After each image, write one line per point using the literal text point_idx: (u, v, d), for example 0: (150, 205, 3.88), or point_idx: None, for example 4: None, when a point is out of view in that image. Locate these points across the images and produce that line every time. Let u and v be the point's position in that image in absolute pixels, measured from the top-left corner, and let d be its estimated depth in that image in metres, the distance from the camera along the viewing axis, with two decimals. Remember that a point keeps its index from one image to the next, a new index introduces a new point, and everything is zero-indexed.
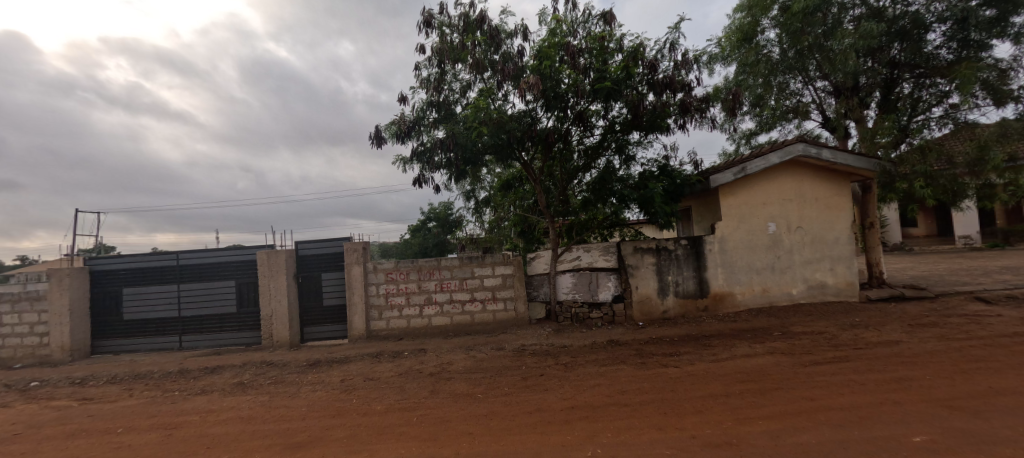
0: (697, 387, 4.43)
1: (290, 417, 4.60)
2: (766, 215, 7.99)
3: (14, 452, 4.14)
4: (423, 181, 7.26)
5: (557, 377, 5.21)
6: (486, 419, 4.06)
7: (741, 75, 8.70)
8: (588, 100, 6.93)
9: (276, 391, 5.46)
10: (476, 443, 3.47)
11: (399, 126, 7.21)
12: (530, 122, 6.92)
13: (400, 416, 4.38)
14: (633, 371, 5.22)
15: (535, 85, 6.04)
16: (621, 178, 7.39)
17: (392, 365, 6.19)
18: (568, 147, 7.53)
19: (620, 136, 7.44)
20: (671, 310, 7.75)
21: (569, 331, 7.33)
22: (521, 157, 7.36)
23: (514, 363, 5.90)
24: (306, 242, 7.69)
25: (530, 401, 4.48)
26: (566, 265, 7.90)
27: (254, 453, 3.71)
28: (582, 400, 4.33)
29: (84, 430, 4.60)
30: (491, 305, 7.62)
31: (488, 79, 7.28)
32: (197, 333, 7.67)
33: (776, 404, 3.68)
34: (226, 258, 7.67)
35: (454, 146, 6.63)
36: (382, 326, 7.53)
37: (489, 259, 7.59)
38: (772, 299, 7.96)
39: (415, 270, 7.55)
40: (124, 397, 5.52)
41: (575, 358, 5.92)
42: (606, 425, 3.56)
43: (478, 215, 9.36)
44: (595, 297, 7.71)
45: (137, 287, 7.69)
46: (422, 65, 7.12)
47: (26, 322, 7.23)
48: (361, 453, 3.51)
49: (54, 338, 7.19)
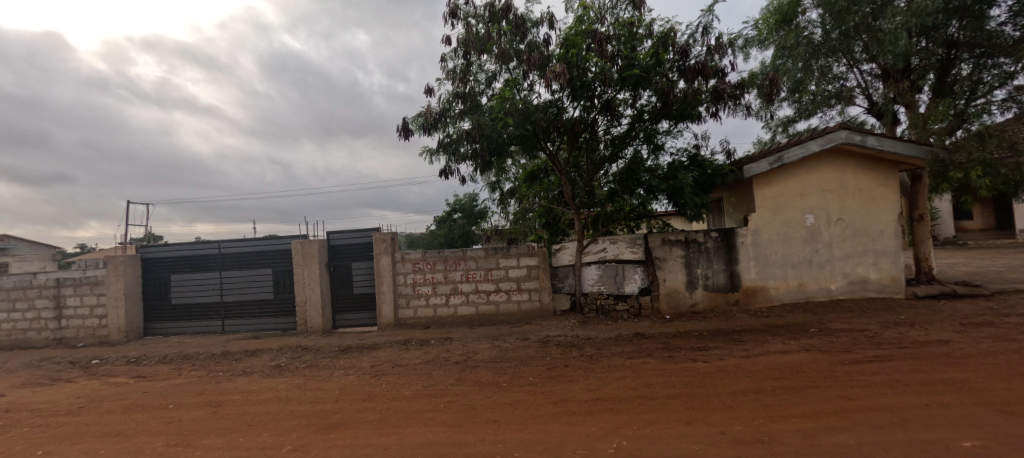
0: (727, 382, 4.32)
1: (324, 399, 4.82)
2: (804, 207, 7.63)
3: (81, 423, 4.54)
4: (449, 172, 7.33)
5: (582, 368, 5.23)
6: (512, 407, 4.12)
7: (778, 59, 8.28)
8: (616, 89, 6.81)
9: (311, 374, 5.71)
10: (501, 431, 3.54)
11: (425, 118, 7.29)
12: (556, 112, 6.88)
13: (428, 402, 4.51)
14: (660, 364, 5.15)
15: (562, 74, 5.98)
16: (649, 169, 7.25)
17: (419, 353, 6.35)
18: (594, 137, 7.41)
19: (648, 125, 7.28)
20: (700, 303, 7.56)
21: (594, 323, 7.30)
22: (546, 148, 7.32)
23: (539, 353, 5.95)
24: (337, 232, 7.93)
25: (555, 391, 4.50)
26: (592, 257, 7.82)
27: (291, 432, 3.92)
28: (608, 392, 4.32)
29: (140, 405, 4.97)
30: (516, 296, 7.65)
31: (513, 69, 7.27)
32: (238, 318, 8.10)
33: (812, 403, 3.55)
34: (264, 248, 8.04)
35: (480, 137, 6.65)
36: (410, 315, 7.73)
37: (515, 251, 7.60)
38: (808, 295, 7.64)
39: (441, 260, 7.67)
40: (174, 376, 5.92)
41: (600, 350, 5.90)
42: (633, 418, 3.55)
43: (503, 206, 9.40)
44: (622, 289, 7.59)
45: (184, 274, 8.16)
46: (448, 57, 7.16)
47: (87, 305, 7.83)
48: (391, 435, 3.65)
49: (112, 320, 7.78)
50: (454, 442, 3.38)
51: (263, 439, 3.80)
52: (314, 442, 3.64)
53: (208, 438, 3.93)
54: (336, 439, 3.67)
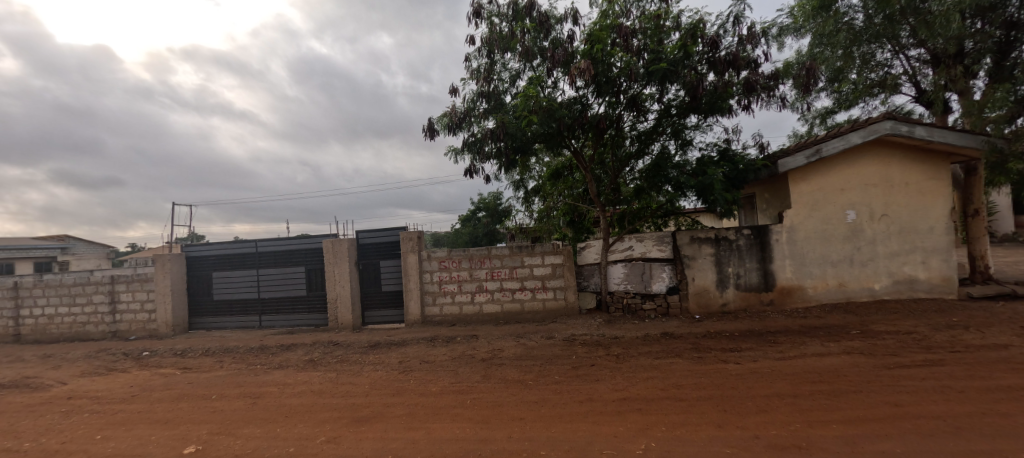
0: (761, 385, 4.17)
1: (355, 393, 4.97)
2: (844, 202, 7.25)
3: (135, 410, 4.87)
4: (474, 171, 7.38)
5: (608, 368, 5.17)
6: (538, 405, 4.13)
7: (816, 47, 7.90)
8: (642, 84, 6.68)
9: (342, 369, 5.90)
10: (527, 429, 3.55)
11: (450, 118, 7.36)
12: (580, 109, 6.81)
13: (454, 398, 4.58)
14: (689, 365, 5.02)
15: (586, 70, 5.91)
16: (677, 165, 7.04)
17: (445, 350, 6.45)
18: (620, 134, 7.29)
19: (676, 120, 7.09)
20: (731, 303, 7.32)
21: (621, 322, 7.20)
22: (571, 145, 7.25)
23: (564, 352, 5.93)
24: (366, 231, 8.15)
25: (580, 390, 4.48)
26: (618, 255, 7.75)
27: (324, 424, 4.07)
28: (636, 392, 4.26)
29: (186, 395, 5.28)
30: (540, 294, 7.63)
31: (537, 67, 7.24)
32: (274, 314, 8.45)
33: (854, 409, 3.37)
34: (297, 246, 8.35)
35: (504, 136, 6.63)
36: (436, 312, 7.86)
37: (539, 249, 7.57)
38: (849, 295, 7.27)
39: (466, 259, 7.75)
40: (217, 368, 6.26)
41: (627, 350, 5.82)
42: (661, 419, 3.49)
43: (527, 204, 9.38)
44: (649, 288, 7.47)
45: (224, 272, 8.59)
46: (472, 56, 7.21)
47: (138, 300, 8.37)
48: (419, 430, 3.73)
49: (160, 314, 8.29)
50: (480, 439, 3.42)
51: (298, 430, 3.97)
52: (346, 434, 3.77)
53: (248, 427, 4.14)
54: (366, 432, 3.78)
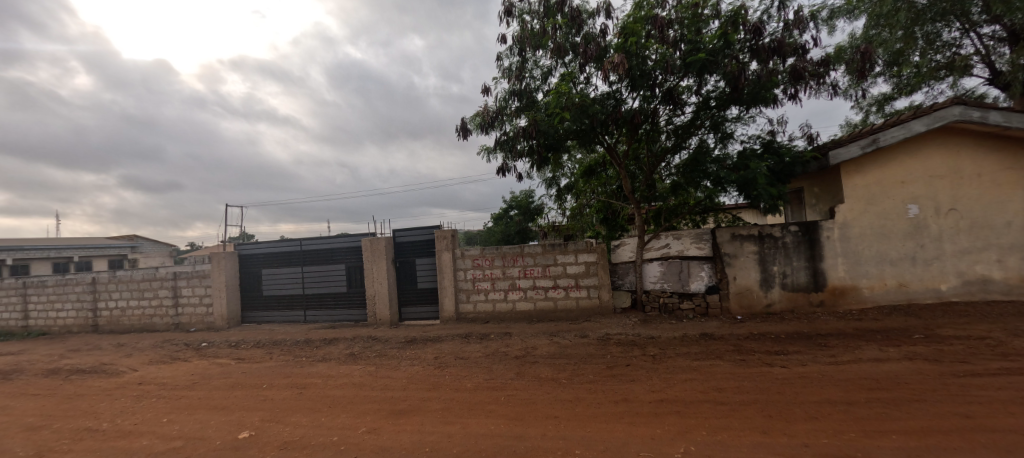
0: (810, 391, 3.94)
1: (393, 386, 5.15)
2: (905, 196, 6.70)
3: (196, 396, 5.28)
4: (506, 170, 7.42)
5: (644, 368, 5.06)
6: (571, 404, 4.11)
7: (872, 29, 7.34)
8: (679, 76, 6.46)
9: (381, 363, 6.12)
10: (561, 427, 3.55)
11: (483, 117, 7.43)
12: (614, 104, 6.68)
13: (488, 394, 4.64)
14: (731, 368, 4.83)
15: (620, 65, 5.79)
16: (716, 159, 6.75)
17: (480, 346, 6.54)
18: (655, 128, 7.09)
19: (715, 113, 6.81)
20: (776, 303, 6.95)
21: (657, 321, 7.02)
22: (605, 141, 7.13)
23: (598, 351, 5.85)
24: (402, 230, 8.37)
25: (615, 390, 4.41)
26: (654, 253, 7.57)
27: (365, 415, 4.25)
28: (673, 393, 4.14)
29: (240, 383, 5.66)
30: (574, 292, 7.55)
31: (570, 63, 7.17)
32: (318, 309, 8.87)
33: (916, 419, 3.13)
34: (338, 245, 8.71)
35: (536, 134, 6.60)
36: (470, 309, 7.97)
37: (572, 247, 7.49)
38: (911, 296, 6.72)
39: (500, 257, 7.80)
40: (267, 359, 6.66)
41: (663, 350, 5.67)
42: (700, 423, 3.38)
43: (559, 202, 9.31)
44: (686, 287, 7.23)
45: (272, 269, 9.11)
46: (504, 55, 7.23)
47: (197, 294, 9.04)
48: (455, 424, 3.82)
49: (217, 308, 8.91)
50: (515, 435, 3.45)
51: (341, 420, 4.16)
52: (385, 425, 3.91)
53: (296, 416, 4.38)
54: (404, 424, 3.91)
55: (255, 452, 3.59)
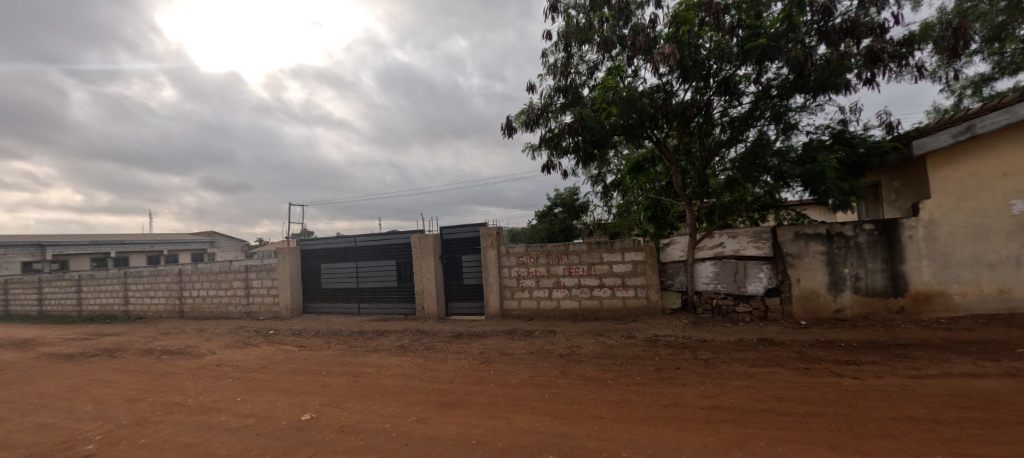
0: (887, 405, 3.58)
1: (440, 378, 5.31)
2: (1007, 190, 5.87)
3: (264, 379, 5.76)
4: (551, 167, 7.37)
5: (696, 372, 4.84)
6: (618, 405, 4.03)
7: (967, 2, 6.49)
8: (736, 64, 6.08)
9: (429, 356, 6.33)
10: (608, 428, 3.49)
11: (528, 115, 7.41)
12: (664, 97, 6.41)
13: (533, 391, 4.66)
14: (793, 376, 4.49)
15: (672, 56, 5.54)
16: (778, 152, 6.27)
17: (524, 343, 6.57)
18: (709, 121, 6.74)
19: (777, 102, 6.33)
20: (847, 309, 6.36)
21: (709, 324, 6.68)
22: (654, 136, 6.87)
23: (645, 353, 5.68)
24: (449, 227, 8.57)
25: (664, 393, 4.26)
26: (707, 252, 7.21)
27: (414, 405, 4.43)
28: (728, 400, 3.93)
29: (302, 369, 6.10)
30: (620, 292, 7.37)
31: (617, 56, 6.98)
32: (371, 302, 9.34)
33: (1021, 445, 2.74)
34: (389, 241, 9.11)
35: (582, 130, 6.48)
36: (515, 306, 8.03)
37: (619, 245, 7.30)
38: (1014, 305, 5.88)
39: (544, 254, 7.79)
40: (326, 348, 7.12)
41: (717, 354, 5.39)
42: (757, 433, 3.18)
43: (605, 200, 9.13)
44: (743, 289, 6.82)
45: (330, 264, 9.70)
46: (549, 52, 7.17)
47: (265, 286, 9.84)
48: (500, 419, 3.87)
49: (282, 299, 9.65)
50: (559, 433, 3.45)
51: (392, 408, 4.36)
52: (433, 416, 4.06)
53: (352, 402, 4.66)
54: (451, 416, 4.04)
55: (316, 433, 3.86)
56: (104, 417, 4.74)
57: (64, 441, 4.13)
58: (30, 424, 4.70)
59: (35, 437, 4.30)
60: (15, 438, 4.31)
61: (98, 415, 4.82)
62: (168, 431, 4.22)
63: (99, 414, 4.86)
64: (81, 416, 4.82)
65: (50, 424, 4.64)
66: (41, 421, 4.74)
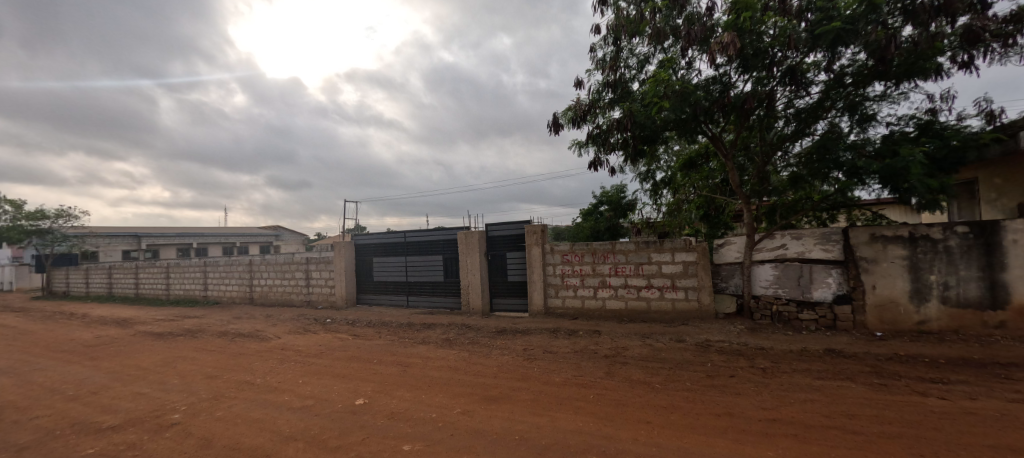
0: (982, 432, 3.16)
1: (484, 373, 5.40)
2: None
3: (322, 364, 6.15)
4: (598, 164, 7.20)
5: (753, 382, 4.55)
6: (666, 410, 3.88)
7: None
8: (804, 51, 5.59)
9: (474, 350, 6.45)
10: (655, 433, 3.38)
11: (575, 111, 7.29)
12: (721, 89, 6.05)
13: (577, 390, 4.61)
14: (866, 392, 4.09)
15: (731, 45, 5.20)
16: (853, 145, 5.70)
17: (568, 342, 6.51)
18: (772, 113, 6.27)
19: (852, 91, 5.76)
20: (933, 321, 5.65)
21: (768, 331, 6.24)
22: (709, 130, 6.50)
23: (696, 358, 5.42)
24: (494, 224, 8.65)
25: (718, 402, 4.04)
26: (767, 254, 6.74)
27: (459, 397, 4.53)
28: (790, 414, 3.65)
29: (355, 356, 6.45)
30: (669, 293, 7.07)
31: (670, 48, 6.68)
32: (418, 295, 9.67)
33: None
34: (436, 237, 9.37)
35: (631, 126, 6.25)
36: (559, 304, 7.97)
37: (669, 245, 7.00)
38: None
39: (590, 253, 7.66)
40: (378, 337, 7.48)
41: (777, 364, 5.03)
42: (823, 450, 2.94)
43: (655, 198, 8.79)
44: (807, 295, 6.30)
45: (381, 257, 10.15)
46: (597, 46, 6.99)
47: (324, 277, 10.49)
48: (543, 416, 3.87)
49: (338, 289, 10.25)
50: (604, 435, 3.39)
51: (439, 399, 4.49)
52: (477, 409, 4.14)
53: (400, 390, 4.86)
54: (495, 410, 4.09)
55: (369, 418, 4.06)
56: (188, 390, 5.29)
57: (156, 409, 4.66)
58: (129, 392, 5.34)
59: (133, 404, 4.88)
60: (117, 403, 4.93)
61: (183, 388, 5.39)
62: (240, 406, 4.62)
63: (183, 387, 5.43)
64: (169, 388, 5.41)
65: (145, 394, 5.25)
66: (138, 391, 5.38)
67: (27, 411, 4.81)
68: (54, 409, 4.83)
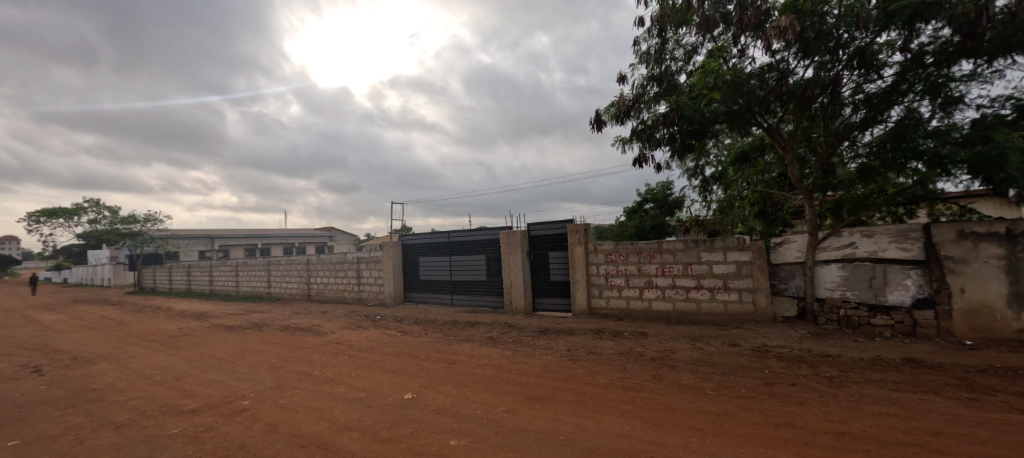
0: None
1: (528, 372, 5.39)
2: None
3: (372, 359, 6.42)
4: (643, 161, 6.96)
5: (817, 391, 4.20)
6: (720, 418, 3.67)
7: None
8: (875, 31, 5.08)
9: (517, 349, 6.47)
10: (707, 442, 3.21)
11: (618, 107, 7.08)
12: (778, 77, 5.63)
13: (623, 393, 4.48)
14: (955, 408, 3.64)
15: (790, 28, 4.81)
16: (935, 132, 5.10)
17: (613, 343, 6.35)
18: (837, 100, 5.75)
19: (933, 72, 5.15)
20: None
21: (835, 337, 5.75)
22: (766, 122, 6.07)
23: (752, 364, 5.10)
24: (536, 224, 8.63)
25: (777, 411, 3.77)
26: (832, 254, 6.20)
27: (503, 395, 4.56)
28: (861, 428, 3.33)
29: (403, 353, 6.67)
30: (721, 295, 6.70)
31: (720, 36, 6.33)
32: (462, 294, 9.84)
33: None
34: (479, 237, 9.49)
35: (678, 120, 5.97)
36: (603, 305, 7.81)
37: (721, 243, 6.64)
38: None
39: (635, 252, 7.43)
40: (424, 334, 7.69)
41: (845, 373, 4.61)
42: None
43: (705, 195, 8.36)
44: (881, 298, 5.73)
45: (426, 257, 10.44)
46: (641, 39, 6.75)
47: (373, 275, 10.96)
48: (589, 418, 3.80)
49: (387, 288, 10.66)
50: (652, 441, 3.27)
51: (484, 396, 4.55)
52: (521, 408, 4.14)
53: (446, 387, 4.96)
54: (539, 410, 4.07)
55: (417, 412, 4.19)
56: (255, 379, 5.72)
57: (229, 395, 5.08)
58: (206, 379, 5.86)
59: (210, 390, 5.35)
60: (197, 389, 5.42)
61: (251, 377, 5.83)
62: (301, 395, 4.93)
63: (251, 376, 5.88)
64: (240, 376, 5.88)
65: (219, 381, 5.74)
66: (213, 378, 5.89)
67: (124, 392, 5.41)
68: (145, 392, 5.40)
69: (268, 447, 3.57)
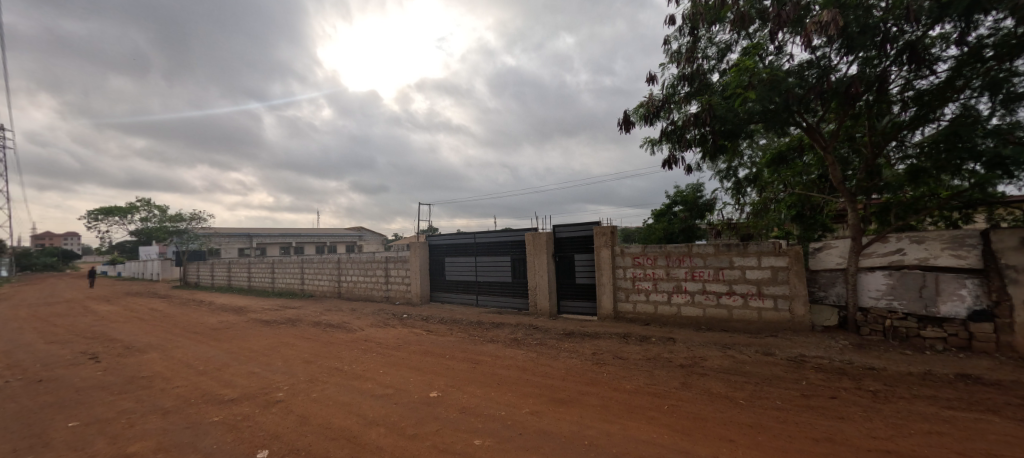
0: None
1: (552, 374, 5.35)
2: None
3: (398, 356, 6.53)
4: (673, 162, 6.79)
5: (860, 406, 3.96)
6: (752, 430, 3.52)
7: None
8: (927, 24, 4.76)
9: (542, 351, 6.43)
10: (738, 454, 3.08)
11: (647, 107, 6.93)
12: (819, 74, 5.35)
13: (650, 399, 4.37)
14: (1017, 429, 3.35)
15: (832, 23, 4.56)
16: (996, 131, 4.71)
17: (639, 348, 6.22)
18: (884, 98, 5.42)
19: (993, 66, 4.76)
20: None
21: (879, 349, 5.41)
22: (805, 121, 5.80)
23: (788, 374, 4.86)
24: (562, 225, 8.57)
25: (815, 425, 3.58)
26: (878, 260, 5.88)
27: (527, 397, 4.53)
28: (908, 447, 3.12)
29: (428, 351, 6.75)
30: (754, 302, 6.44)
31: (756, 33, 6.10)
32: (487, 294, 9.89)
33: None
34: (505, 238, 9.51)
35: (710, 120, 5.78)
36: (629, 309, 7.66)
37: (755, 248, 6.38)
38: None
39: (663, 256, 7.25)
40: (449, 334, 7.77)
41: (891, 387, 4.33)
42: None
43: (738, 197, 8.07)
44: (932, 309, 5.35)
45: (452, 258, 10.54)
46: (672, 38, 6.59)
47: (401, 275, 11.16)
48: (615, 424, 3.72)
49: (414, 287, 10.84)
50: (679, 450, 3.17)
51: (508, 398, 4.54)
52: (546, 410, 4.10)
53: (471, 387, 4.98)
54: (563, 413, 4.02)
55: (442, 410, 4.23)
56: (289, 372, 5.92)
57: (264, 387, 5.28)
58: (243, 370, 6.12)
59: (247, 381, 5.58)
60: (235, 379, 5.67)
61: (284, 370, 6.05)
62: (331, 390, 5.07)
63: (285, 369, 6.10)
64: (274, 369, 6.11)
65: (255, 373, 5.98)
66: (250, 370, 6.14)
67: (169, 381, 5.72)
68: (189, 381, 5.69)
69: (300, 438, 3.68)
